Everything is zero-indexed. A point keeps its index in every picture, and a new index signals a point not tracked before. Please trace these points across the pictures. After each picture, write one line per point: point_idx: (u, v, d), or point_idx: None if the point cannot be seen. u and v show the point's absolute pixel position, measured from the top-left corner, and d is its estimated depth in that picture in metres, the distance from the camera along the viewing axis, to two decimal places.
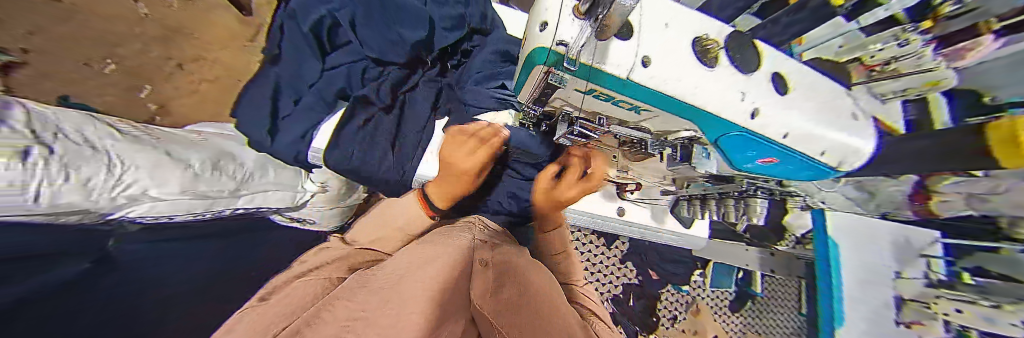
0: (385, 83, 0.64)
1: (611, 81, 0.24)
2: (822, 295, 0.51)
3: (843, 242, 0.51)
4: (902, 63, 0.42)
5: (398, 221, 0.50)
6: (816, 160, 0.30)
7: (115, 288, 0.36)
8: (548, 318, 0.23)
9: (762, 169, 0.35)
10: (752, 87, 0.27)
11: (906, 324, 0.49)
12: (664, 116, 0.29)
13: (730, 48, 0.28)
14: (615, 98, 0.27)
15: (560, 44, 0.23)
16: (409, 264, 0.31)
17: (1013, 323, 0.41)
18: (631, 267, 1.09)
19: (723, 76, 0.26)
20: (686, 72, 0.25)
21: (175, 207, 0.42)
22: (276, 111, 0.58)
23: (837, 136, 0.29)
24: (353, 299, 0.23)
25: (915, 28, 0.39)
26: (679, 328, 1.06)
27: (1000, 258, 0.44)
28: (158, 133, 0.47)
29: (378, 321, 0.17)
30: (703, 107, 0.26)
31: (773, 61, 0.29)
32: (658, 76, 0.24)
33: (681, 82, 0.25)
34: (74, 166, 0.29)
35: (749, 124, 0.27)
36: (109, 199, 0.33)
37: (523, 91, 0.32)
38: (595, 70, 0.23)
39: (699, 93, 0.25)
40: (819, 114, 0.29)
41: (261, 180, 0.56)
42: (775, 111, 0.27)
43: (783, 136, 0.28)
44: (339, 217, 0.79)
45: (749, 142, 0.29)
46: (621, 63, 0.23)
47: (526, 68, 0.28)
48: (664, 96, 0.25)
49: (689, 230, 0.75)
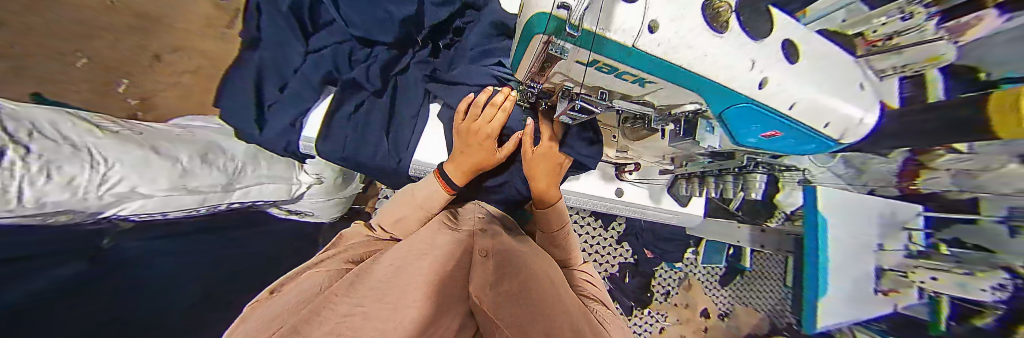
0: (375, 65, 0.62)
1: (615, 50, 0.20)
2: (810, 279, 0.49)
3: (832, 222, 0.48)
4: (904, 38, 0.39)
5: (419, 198, 0.51)
6: (819, 133, 0.27)
7: (112, 287, 0.35)
8: (546, 306, 0.24)
9: (762, 146, 0.32)
10: (766, 55, 0.23)
11: (884, 291, 0.50)
12: (669, 88, 0.25)
13: (740, 11, 0.23)
14: (618, 70, 0.23)
15: (562, 7, 0.19)
16: (408, 255, 0.31)
17: (983, 288, 0.46)
18: (627, 247, 1.13)
19: (737, 43, 0.22)
20: (698, 36, 0.20)
21: (167, 203, 0.42)
22: (262, 100, 0.56)
23: (846, 108, 0.27)
24: (353, 294, 0.24)
25: (920, 0, 0.36)
26: (672, 302, 1.13)
27: (977, 230, 0.48)
28: (142, 127, 0.45)
29: (376, 315, 0.18)
30: (713, 77, 0.22)
31: (787, 24, 0.25)
32: (669, 41, 0.20)
33: (692, 49, 0.20)
34: (55, 165, 0.28)
35: (756, 95, 0.24)
36: (97, 197, 0.32)
37: (523, 64, 0.30)
38: (599, 38, 0.19)
39: (710, 63, 0.21)
40: (827, 84, 0.26)
41: (253, 174, 0.55)
42: (786, 82, 0.24)
43: (788, 106, 0.25)
44: (338, 207, 0.79)
45: (753, 115, 0.26)
46: (629, 26, 0.19)
47: (525, 37, 0.25)
48: (674, 67, 0.21)
49: (685, 208, 0.76)
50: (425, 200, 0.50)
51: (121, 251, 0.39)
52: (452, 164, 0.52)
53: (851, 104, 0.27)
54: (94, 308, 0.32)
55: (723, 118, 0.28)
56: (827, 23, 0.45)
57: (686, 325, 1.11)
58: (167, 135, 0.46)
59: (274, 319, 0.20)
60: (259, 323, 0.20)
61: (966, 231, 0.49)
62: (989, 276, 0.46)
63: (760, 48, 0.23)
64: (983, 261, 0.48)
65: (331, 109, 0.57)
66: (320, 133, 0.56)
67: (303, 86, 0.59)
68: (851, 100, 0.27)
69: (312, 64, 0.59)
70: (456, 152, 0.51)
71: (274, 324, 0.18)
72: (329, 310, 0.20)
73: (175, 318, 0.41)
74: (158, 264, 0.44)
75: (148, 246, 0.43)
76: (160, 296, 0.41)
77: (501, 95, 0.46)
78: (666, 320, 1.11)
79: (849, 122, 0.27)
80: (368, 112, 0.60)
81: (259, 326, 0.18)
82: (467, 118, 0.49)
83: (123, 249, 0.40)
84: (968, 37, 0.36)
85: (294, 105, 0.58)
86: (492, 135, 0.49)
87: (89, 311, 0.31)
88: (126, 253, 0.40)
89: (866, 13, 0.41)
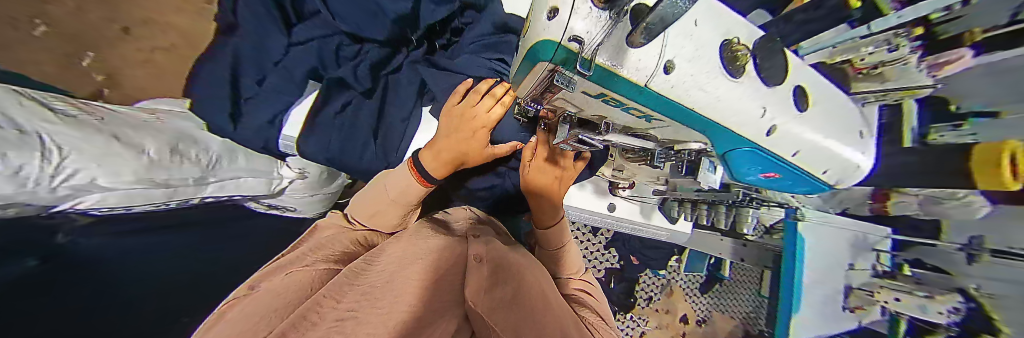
0: (364, 63, 0.59)
1: (625, 89, 0.19)
2: (785, 295, 0.50)
3: (810, 241, 0.49)
4: (890, 68, 0.34)
5: (390, 193, 0.49)
6: (817, 178, 0.28)
7: (64, 289, 0.32)
8: (539, 314, 0.24)
9: (757, 183, 0.32)
10: (779, 101, 0.22)
11: (852, 310, 0.54)
12: (677, 126, 0.24)
13: (756, 52, 0.21)
14: (627, 104, 0.22)
15: (573, 40, 0.16)
16: (403, 259, 0.29)
17: (941, 311, 0.43)
18: (613, 253, 1.14)
19: (750, 90, 0.20)
20: (712, 79, 0.19)
21: (129, 196, 0.39)
22: (239, 92, 0.52)
23: (848, 156, 0.26)
24: (342, 298, 0.22)
25: (909, 33, 0.29)
26: (654, 307, 1.17)
27: (938, 255, 0.46)
28: (102, 112, 0.41)
29: (367, 318, 0.17)
30: (720, 122, 0.21)
31: (798, 70, 0.24)
32: (682, 85, 0.18)
33: (704, 93, 0.19)
34: (0, 153, 0.25)
35: (763, 142, 0.23)
36: (48, 189, 0.29)
37: (523, 82, 0.28)
38: (612, 75, 0.18)
39: (722, 108, 0.20)
40: (832, 131, 0.25)
41: (230, 167, 0.52)
42: (795, 129, 0.23)
43: (792, 154, 0.24)
44: (324, 204, 0.76)
45: (757, 159, 0.25)
46: (643, 65, 0.17)
47: (526, 61, 0.23)
48: (685, 110, 0.20)
49: (675, 226, 0.78)
50: (399, 191, 0.48)
51: (77, 250, 0.36)
52: (429, 151, 0.48)
53: (852, 153, 0.26)
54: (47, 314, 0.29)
55: (725, 158, 0.27)
56: (821, 56, 0.34)
57: (665, 330, 1.15)
58: (130, 123, 0.42)
59: (257, 323, 0.19)
60: (239, 327, 0.18)
61: (932, 253, 0.47)
62: (945, 300, 0.43)
63: (772, 95, 0.22)
64: (944, 285, 0.44)
65: (315, 107, 0.55)
66: (302, 131, 0.54)
67: (284, 81, 0.55)
68: (854, 149, 0.26)
69: (294, 57, 0.55)
70: (443, 135, 0.47)
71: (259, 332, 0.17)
72: (318, 313, 0.18)
73: (136, 323, 0.38)
74: (125, 263, 0.41)
75: (113, 243, 0.41)
76: (119, 299, 0.38)
77: (502, 87, 0.44)
78: (647, 325, 1.14)
79: (847, 169, 0.27)
80: (355, 113, 0.58)
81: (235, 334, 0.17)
82: (464, 101, 0.44)
83: (83, 249, 0.37)
84: (942, 70, 0.32)
85: (277, 100, 0.54)
86: (486, 127, 0.45)
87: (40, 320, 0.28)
88: (83, 253, 0.37)
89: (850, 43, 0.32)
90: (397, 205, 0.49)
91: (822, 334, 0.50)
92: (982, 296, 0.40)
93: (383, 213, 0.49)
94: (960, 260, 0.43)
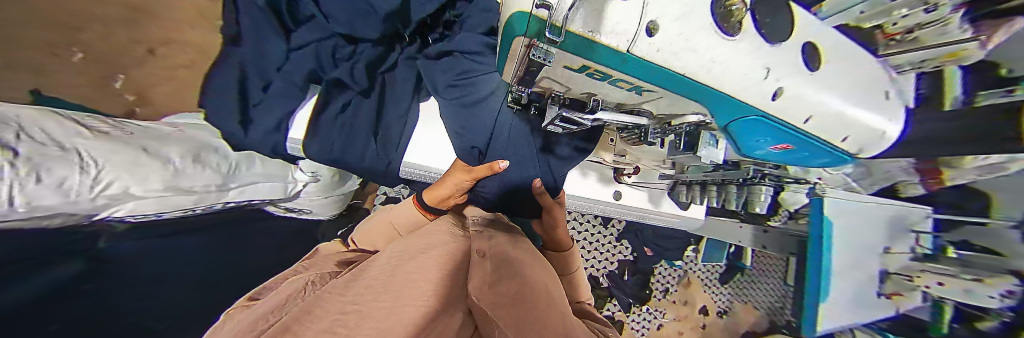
0: (360, 63, 0.60)
1: (606, 58, 0.17)
2: (812, 280, 0.47)
3: (836, 222, 0.46)
4: (924, 31, 0.31)
5: (397, 217, 0.51)
6: (836, 146, 0.25)
7: (105, 288, 0.35)
8: (544, 309, 0.23)
9: (773, 157, 0.29)
10: (783, 59, 0.20)
11: (887, 296, 0.49)
12: (671, 98, 0.23)
13: (757, 6, 0.20)
14: (612, 76, 0.20)
15: (541, 7, 0.16)
16: (405, 253, 0.30)
17: (991, 295, 0.42)
18: (626, 244, 1.12)
19: (750, 48, 0.19)
20: (703, 37, 0.17)
21: (161, 203, 0.42)
22: (246, 97, 0.55)
23: (869, 120, 0.24)
24: (345, 293, 0.22)
25: None
26: (671, 299, 1.14)
27: (983, 232, 0.47)
28: (132, 127, 0.44)
29: (371, 313, 0.16)
30: (718, 87, 0.19)
31: (807, 26, 0.22)
32: (668, 48, 0.17)
33: (695, 54, 0.17)
34: (44, 167, 0.27)
35: (769, 107, 0.21)
36: (89, 200, 0.32)
37: (507, 66, 0.27)
38: (589, 42, 0.17)
39: (719, 70, 0.18)
40: (851, 93, 0.23)
41: (248, 173, 0.55)
42: (806, 92, 0.21)
43: (805, 120, 0.22)
44: (335, 204, 0.78)
45: (767, 129, 0.23)
46: (622, 29, 0.16)
47: (504, 40, 0.22)
48: (675, 76, 0.18)
49: (686, 212, 0.74)
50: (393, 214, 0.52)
51: (117, 254, 0.40)
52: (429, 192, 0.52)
53: (875, 117, 0.24)
54: (94, 314, 0.32)
55: (727, 131, 0.25)
56: (844, 18, 0.34)
57: (683, 322, 1.12)
58: (156, 135, 0.45)
59: (262, 317, 0.19)
60: (246, 320, 0.19)
61: (981, 234, 0.47)
62: (998, 283, 0.41)
63: (777, 53, 0.20)
64: (993, 266, 0.44)
65: (316, 109, 0.56)
66: (305, 131, 0.55)
67: (286, 86, 0.57)
68: (876, 112, 0.24)
69: (294, 62, 0.57)
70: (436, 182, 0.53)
71: (259, 323, 0.17)
72: (320, 309, 0.18)
73: (177, 314, 0.42)
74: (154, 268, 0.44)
75: (150, 246, 0.44)
76: (159, 294, 0.42)
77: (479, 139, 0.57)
78: (664, 317, 1.12)
79: (872, 137, 0.25)
80: (354, 113, 0.59)
81: (241, 326, 0.17)
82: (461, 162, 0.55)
83: (120, 253, 0.40)
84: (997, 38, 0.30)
85: (279, 105, 0.57)
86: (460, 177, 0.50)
87: (88, 316, 0.31)
88: (123, 256, 0.40)
89: (884, 6, 0.31)
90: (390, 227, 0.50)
91: (853, 323, 0.47)
92: None
93: (376, 233, 0.50)
94: (1015, 238, 0.43)
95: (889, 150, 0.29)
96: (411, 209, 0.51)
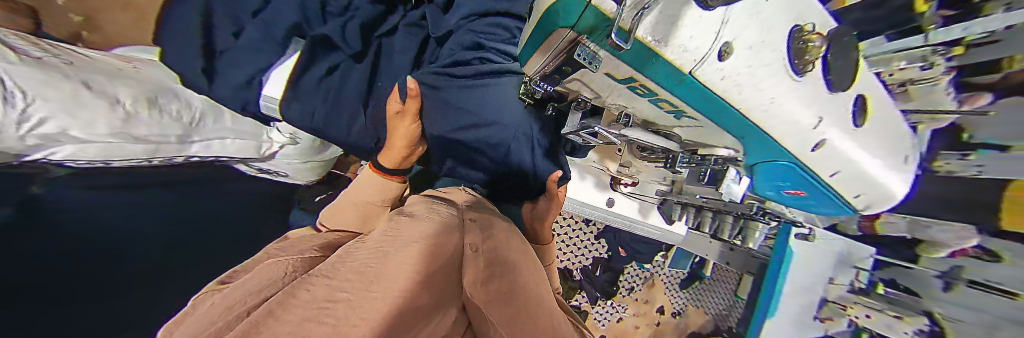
0: (355, 20, 0.53)
1: (663, 76, 0.15)
2: (762, 302, 0.51)
3: (798, 256, 0.50)
4: (915, 86, 0.30)
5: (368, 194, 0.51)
6: (845, 201, 0.27)
7: (65, 240, 0.35)
8: (533, 312, 0.24)
9: (782, 197, 0.31)
10: (839, 109, 0.19)
11: (822, 319, 0.54)
12: (708, 128, 0.22)
13: (828, 46, 0.17)
14: (658, 94, 0.19)
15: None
16: (399, 240, 0.25)
17: (906, 332, 0.47)
18: (603, 243, 1.17)
19: (814, 93, 0.17)
20: (775, 72, 0.15)
21: (109, 149, 0.37)
22: (211, 43, 0.48)
23: (884, 182, 0.25)
24: (335, 277, 0.20)
25: (947, 51, 0.26)
26: (634, 297, 1.21)
27: (907, 273, 0.49)
28: (73, 56, 0.38)
29: (363, 303, 0.15)
30: (766, 128, 0.18)
31: (864, 78, 0.21)
32: (739, 75, 0.14)
33: (759, 91, 0.15)
34: None
35: (804, 156, 0.21)
36: (17, 139, 0.28)
37: (535, 57, 0.24)
38: (651, 54, 0.14)
39: (773, 112, 0.17)
40: (880, 154, 0.23)
41: (215, 126, 0.51)
42: (844, 148, 0.21)
43: (831, 174, 0.23)
44: (318, 171, 0.73)
45: (791, 174, 0.24)
46: (695, 47, 0.13)
47: (543, 27, 0.19)
48: (729, 108, 0.17)
49: (670, 226, 0.79)
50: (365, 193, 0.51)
51: (60, 206, 0.36)
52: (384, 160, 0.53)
53: (890, 179, 0.25)
54: (47, 269, 0.33)
55: (755, 169, 0.25)
56: (885, 59, 0.26)
57: (642, 318, 1.18)
58: (103, 69, 0.39)
59: (244, 298, 0.18)
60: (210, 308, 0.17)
61: (907, 275, 0.49)
62: (914, 322, 0.46)
63: (833, 103, 0.19)
64: (913, 306, 0.47)
65: (299, 69, 0.51)
66: (285, 93, 0.51)
67: (263, 37, 0.50)
68: (893, 174, 0.25)
69: (275, 9, 0.50)
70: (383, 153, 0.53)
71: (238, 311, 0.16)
72: (306, 292, 0.17)
73: (128, 285, 0.41)
74: (104, 224, 0.40)
75: (98, 196, 0.40)
76: (133, 262, 0.42)
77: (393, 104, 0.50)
78: (626, 311, 1.19)
79: (882, 195, 0.27)
80: (343, 78, 0.54)
81: (204, 318, 0.15)
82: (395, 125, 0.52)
83: (68, 205, 0.37)
84: (967, 106, 0.32)
85: (252, 57, 0.50)
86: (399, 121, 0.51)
87: (37, 270, 0.31)
88: (63, 202, 0.36)
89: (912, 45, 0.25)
90: (367, 205, 0.51)
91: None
92: (944, 319, 0.44)
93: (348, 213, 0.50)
94: (937, 285, 0.45)
95: (895, 203, 0.29)
96: (382, 184, 0.53)
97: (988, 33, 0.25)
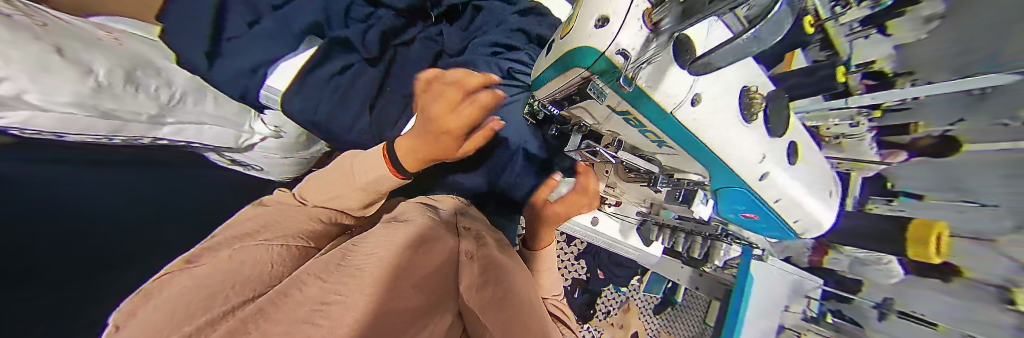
0: (376, 28, 0.56)
1: (648, 112, 0.18)
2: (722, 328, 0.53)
3: (755, 284, 0.53)
4: (846, 140, 0.36)
5: (361, 179, 0.40)
6: (788, 225, 0.31)
7: (30, 218, 0.30)
8: (522, 322, 0.25)
9: (739, 221, 0.35)
10: (779, 149, 0.24)
11: None
12: (682, 156, 0.26)
13: (768, 103, 0.22)
14: (647, 127, 0.22)
15: (620, 54, 0.16)
16: (392, 242, 0.25)
17: None
18: (582, 264, 1.22)
19: (757, 139, 0.21)
20: (730, 120, 0.19)
21: (65, 121, 0.33)
22: (222, 27, 0.47)
23: (816, 213, 0.30)
24: (330, 278, 0.19)
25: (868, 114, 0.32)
26: (610, 321, 1.19)
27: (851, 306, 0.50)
28: (49, 20, 0.34)
29: (353, 306, 0.16)
30: (724, 160, 0.22)
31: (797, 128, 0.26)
32: (702, 120, 0.18)
33: (720, 132, 0.19)
34: None
35: (754, 185, 0.25)
36: None
37: (546, 86, 0.27)
38: (643, 96, 0.17)
39: (728, 150, 0.21)
40: (812, 190, 0.28)
41: (193, 109, 0.49)
42: (783, 181, 0.25)
43: (776, 200, 0.27)
44: (293, 168, 0.73)
45: (748, 200, 0.27)
46: (675, 94, 0.17)
47: (559, 62, 0.22)
48: (700, 145, 0.20)
49: (648, 248, 0.82)
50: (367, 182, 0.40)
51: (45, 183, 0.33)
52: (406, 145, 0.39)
53: (819, 212, 0.30)
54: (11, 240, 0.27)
55: (717, 195, 0.29)
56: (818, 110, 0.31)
57: None
58: (81, 38, 0.36)
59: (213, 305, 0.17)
60: (182, 308, 0.16)
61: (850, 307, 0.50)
62: None
63: (773, 145, 0.23)
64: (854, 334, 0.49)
65: (312, 62, 0.50)
66: (289, 86, 0.50)
67: (279, 27, 0.50)
68: (822, 206, 0.30)
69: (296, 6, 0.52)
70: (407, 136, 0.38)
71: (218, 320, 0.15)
72: (297, 293, 0.17)
73: (92, 275, 0.35)
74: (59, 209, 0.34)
75: (68, 167, 0.37)
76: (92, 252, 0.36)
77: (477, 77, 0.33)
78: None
79: (814, 223, 0.32)
80: (354, 77, 0.55)
81: (165, 326, 0.14)
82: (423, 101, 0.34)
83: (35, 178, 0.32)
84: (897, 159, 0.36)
85: (260, 45, 0.49)
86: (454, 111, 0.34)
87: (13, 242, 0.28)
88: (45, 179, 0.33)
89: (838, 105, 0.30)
90: (364, 193, 0.41)
91: None
92: None
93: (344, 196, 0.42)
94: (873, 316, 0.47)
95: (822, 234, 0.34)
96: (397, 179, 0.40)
97: (899, 103, 0.30)
